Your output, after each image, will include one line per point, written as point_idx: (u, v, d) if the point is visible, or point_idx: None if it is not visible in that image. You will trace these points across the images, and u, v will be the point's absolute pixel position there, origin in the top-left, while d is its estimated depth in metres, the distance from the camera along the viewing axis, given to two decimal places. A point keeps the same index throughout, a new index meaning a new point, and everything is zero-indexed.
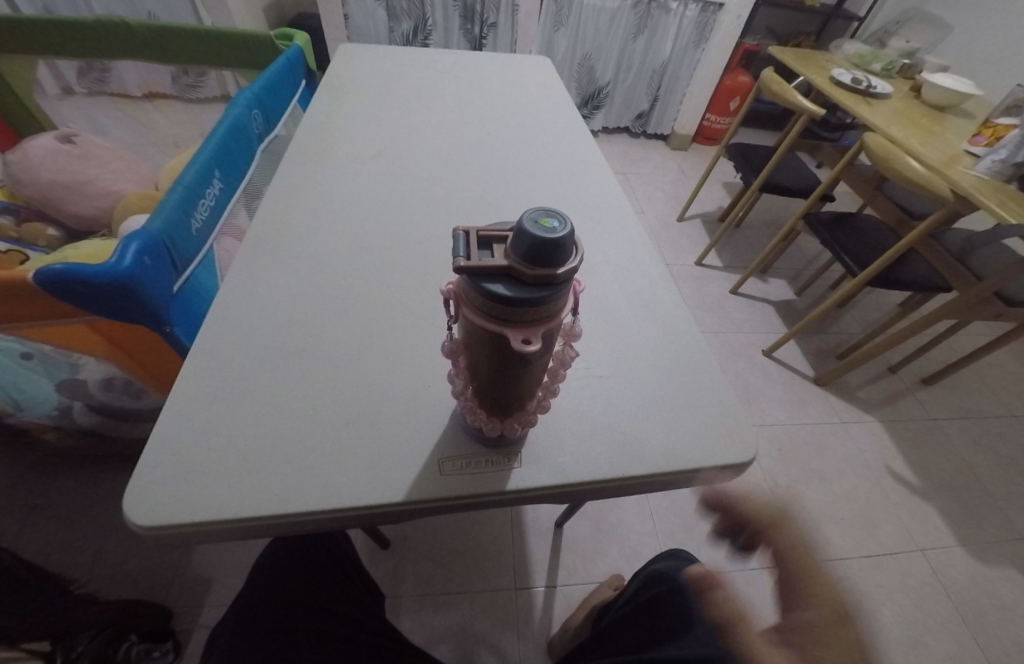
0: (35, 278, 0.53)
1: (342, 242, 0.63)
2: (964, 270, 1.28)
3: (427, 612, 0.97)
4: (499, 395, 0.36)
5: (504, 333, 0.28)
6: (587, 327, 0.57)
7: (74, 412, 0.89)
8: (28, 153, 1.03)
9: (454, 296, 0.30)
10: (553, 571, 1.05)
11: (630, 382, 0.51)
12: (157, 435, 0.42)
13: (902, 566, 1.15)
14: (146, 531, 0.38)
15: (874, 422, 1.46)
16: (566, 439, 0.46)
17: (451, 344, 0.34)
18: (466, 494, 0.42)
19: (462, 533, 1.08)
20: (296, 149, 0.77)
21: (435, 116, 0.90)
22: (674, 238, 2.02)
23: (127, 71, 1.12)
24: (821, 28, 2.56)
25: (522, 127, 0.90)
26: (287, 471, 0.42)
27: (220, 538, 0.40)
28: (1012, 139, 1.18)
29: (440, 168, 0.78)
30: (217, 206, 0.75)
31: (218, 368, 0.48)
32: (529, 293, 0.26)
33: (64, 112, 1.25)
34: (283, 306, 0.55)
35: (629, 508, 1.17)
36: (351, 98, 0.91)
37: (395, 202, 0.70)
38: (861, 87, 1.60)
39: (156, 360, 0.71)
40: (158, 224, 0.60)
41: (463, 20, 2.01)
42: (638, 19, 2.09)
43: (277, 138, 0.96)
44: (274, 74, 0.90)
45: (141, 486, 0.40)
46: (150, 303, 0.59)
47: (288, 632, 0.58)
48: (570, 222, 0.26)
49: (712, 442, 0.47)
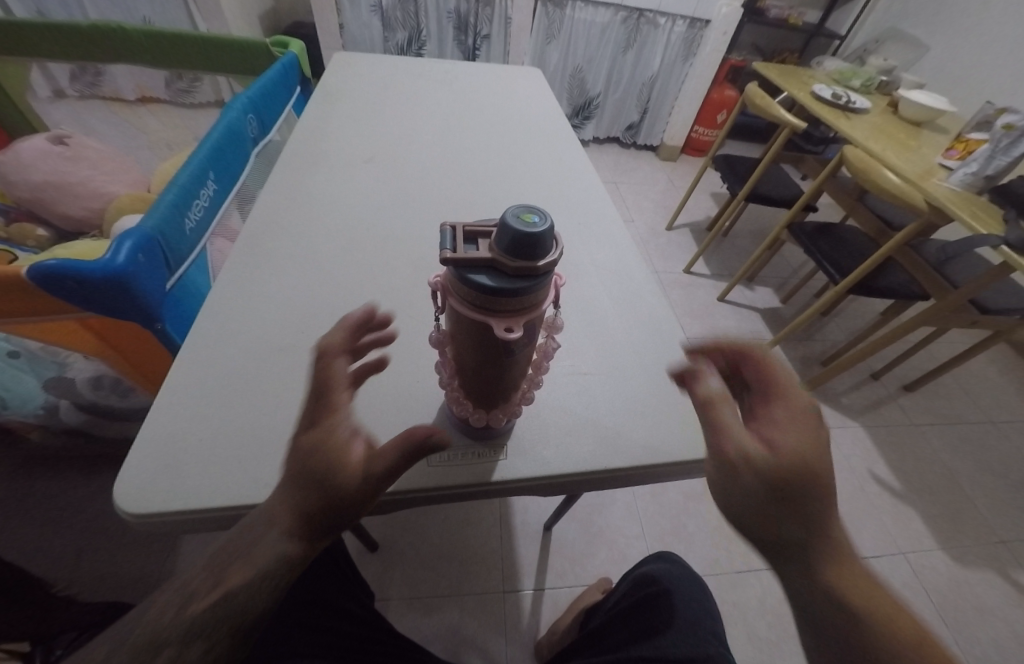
0: (29, 273, 0.54)
1: (335, 244, 0.64)
2: (941, 278, 1.33)
3: (415, 615, 0.97)
4: (484, 384, 0.38)
5: (487, 322, 0.30)
6: (572, 326, 0.58)
7: (61, 411, 0.88)
8: (20, 154, 1.03)
9: (442, 287, 0.32)
10: (541, 574, 1.05)
11: (613, 380, 0.53)
12: (148, 428, 0.43)
13: (883, 568, 1.17)
14: (136, 519, 0.39)
15: (857, 428, 1.49)
16: (550, 433, 0.48)
17: (438, 334, 0.36)
18: (453, 485, 0.43)
19: (452, 535, 1.08)
20: (291, 153, 0.78)
21: (427, 125, 0.92)
22: (663, 246, 2.06)
23: (122, 76, 1.14)
24: (803, 46, 2.65)
25: (513, 134, 0.93)
26: (276, 463, 0.43)
27: (211, 528, 0.41)
28: (983, 153, 1.23)
29: (432, 175, 0.80)
30: (211, 207, 0.76)
31: (211, 364, 0.49)
32: (511, 283, 0.27)
33: (56, 115, 1.24)
34: (276, 307, 0.55)
35: (617, 511, 1.18)
36: (344, 105, 0.93)
37: (386, 206, 0.72)
38: (841, 102, 1.67)
39: (145, 359, 0.71)
40: (152, 222, 0.61)
41: (457, 32, 2.06)
42: (627, 33, 2.14)
43: (271, 143, 0.98)
44: (270, 81, 0.92)
45: (130, 477, 0.40)
46: (143, 300, 0.59)
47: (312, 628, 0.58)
48: (550, 218, 0.27)
49: (692, 437, 0.49)
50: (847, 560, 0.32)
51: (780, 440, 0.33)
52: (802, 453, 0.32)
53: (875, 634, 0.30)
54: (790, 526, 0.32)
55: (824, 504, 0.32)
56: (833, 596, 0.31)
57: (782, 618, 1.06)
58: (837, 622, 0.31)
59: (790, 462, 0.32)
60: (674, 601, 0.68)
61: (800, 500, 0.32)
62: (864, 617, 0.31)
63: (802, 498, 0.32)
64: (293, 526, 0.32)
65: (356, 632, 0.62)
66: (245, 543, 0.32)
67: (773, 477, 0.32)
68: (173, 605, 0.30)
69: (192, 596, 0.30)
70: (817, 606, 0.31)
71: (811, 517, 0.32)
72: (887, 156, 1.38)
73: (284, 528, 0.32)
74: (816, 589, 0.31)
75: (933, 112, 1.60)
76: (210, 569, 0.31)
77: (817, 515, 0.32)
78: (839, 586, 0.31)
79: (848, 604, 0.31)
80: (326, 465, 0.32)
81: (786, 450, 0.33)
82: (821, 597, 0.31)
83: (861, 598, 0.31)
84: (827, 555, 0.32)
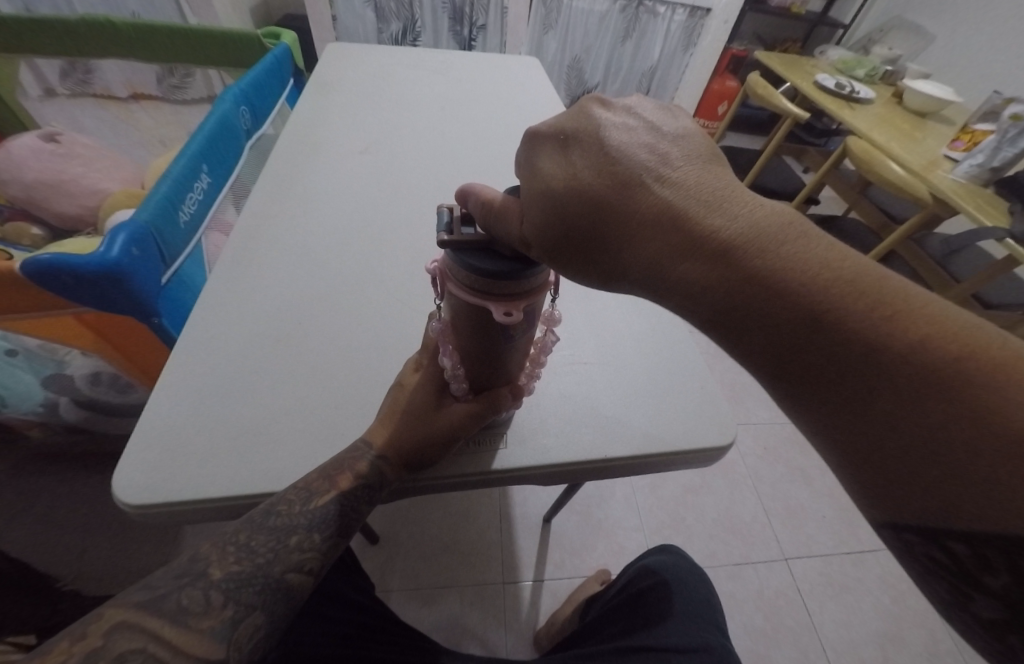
0: (24, 268, 0.54)
1: (331, 234, 0.64)
2: (943, 271, 1.32)
3: (416, 605, 0.98)
4: (484, 367, 0.38)
5: (487, 306, 0.29)
6: (571, 315, 0.58)
7: (61, 407, 0.87)
8: (12, 152, 1.01)
9: (440, 274, 0.31)
10: (541, 566, 1.06)
11: (614, 370, 0.53)
12: (147, 420, 0.43)
13: (881, 562, 1.17)
14: (135, 509, 0.39)
15: None
16: (550, 422, 0.47)
17: (439, 324, 0.36)
18: (455, 472, 0.43)
19: (450, 528, 1.08)
20: (286, 144, 0.77)
21: (423, 115, 0.91)
22: None
23: (113, 72, 1.12)
24: (806, 36, 2.62)
25: (509, 122, 0.92)
26: (274, 453, 0.42)
27: (209, 518, 0.41)
28: (988, 145, 1.22)
29: (428, 164, 0.79)
30: (205, 200, 0.75)
31: (207, 356, 0.48)
32: (510, 265, 0.28)
33: (48, 113, 1.23)
34: (274, 299, 0.55)
35: (616, 503, 1.18)
36: (338, 96, 0.92)
37: (383, 194, 0.71)
38: (844, 92, 1.64)
39: (144, 354, 0.71)
40: (146, 214, 0.60)
41: (452, 22, 2.02)
42: (626, 22, 2.10)
43: (264, 136, 0.97)
44: (262, 72, 0.90)
45: (128, 469, 0.40)
46: (139, 295, 0.59)
47: (318, 621, 0.58)
48: None
49: (691, 426, 0.49)
50: (710, 262, 0.27)
51: (541, 204, 0.29)
52: (559, 199, 0.29)
53: (797, 307, 0.26)
54: (628, 264, 0.30)
55: (653, 223, 0.28)
56: (728, 307, 0.28)
57: (778, 610, 1.06)
58: (746, 327, 0.28)
59: (559, 213, 0.29)
60: (671, 595, 0.68)
61: (612, 239, 0.29)
62: (772, 310, 0.27)
63: (621, 229, 0.29)
64: (397, 461, 0.40)
65: (363, 622, 0.61)
66: (348, 457, 0.40)
67: (549, 236, 0.29)
68: (299, 499, 0.37)
69: (312, 494, 0.38)
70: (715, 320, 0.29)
71: (641, 244, 0.29)
72: (892, 147, 1.36)
73: (380, 448, 0.40)
74: (713, 308, 0.28)
75: (938, 102, 1.58)
76: (321, 476, 0.39)
77: (633, 241, 0.29)
78: (725, 293, 0.27)
79: (747, 307, 0.27)
80: (422, 399, 0.41)
81: (552, 209, 0.29)
82: (715, 314, 0.29)
83: (755, 293, 0.27)
84: (682, 268, 0.28)
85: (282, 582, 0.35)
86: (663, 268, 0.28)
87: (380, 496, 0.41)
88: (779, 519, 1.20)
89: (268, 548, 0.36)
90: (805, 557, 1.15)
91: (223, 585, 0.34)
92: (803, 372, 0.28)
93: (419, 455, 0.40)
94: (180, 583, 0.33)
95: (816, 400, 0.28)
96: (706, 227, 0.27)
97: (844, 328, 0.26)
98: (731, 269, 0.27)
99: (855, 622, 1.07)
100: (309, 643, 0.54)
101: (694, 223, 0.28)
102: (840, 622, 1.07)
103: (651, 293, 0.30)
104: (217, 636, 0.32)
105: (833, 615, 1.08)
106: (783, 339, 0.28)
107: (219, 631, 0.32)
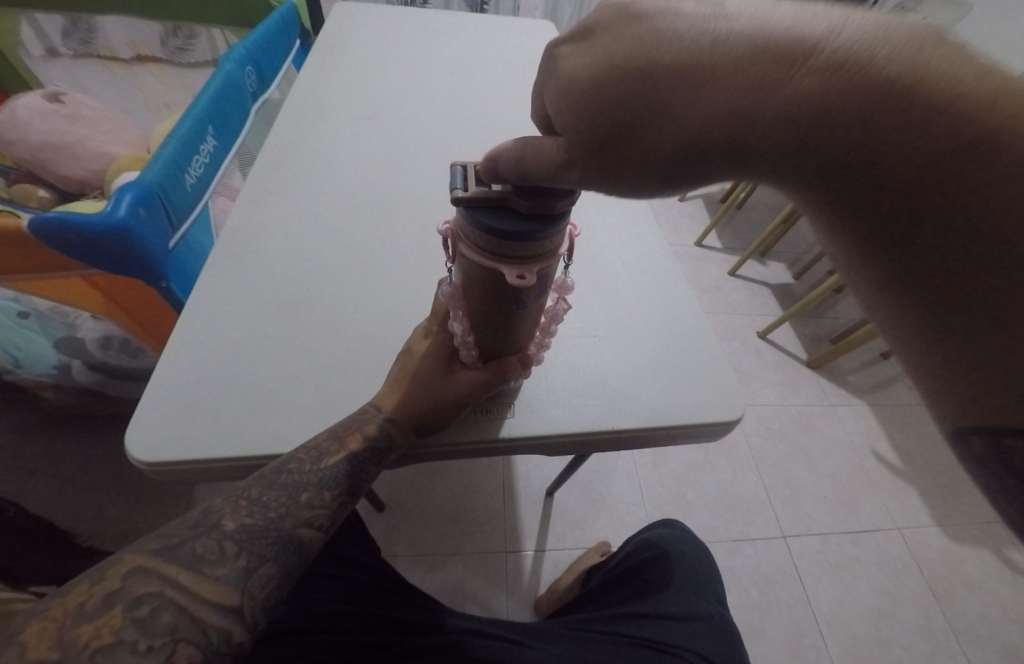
0: (33, 226, 0.54)
1: (339, 199, 0.62)
2: None
3: (421, 570, 1.01)
4: (495, 333, 0.38)
5: (499, 269, 0.29)
6: (582, 289, 0.57)
7: (74, 370, 0.87)
8: (17, 112, 0.99)
9: (451, 236, 0.31)
10: (542, 536, 1.08)
11: (623, 343, 0.52)
12: (158, 381, 0.43)
13: (878, 542, 1.18)
14: (148, 466, 0.39)
15: (864, 407, 1.44)
16: (557, 394, 0.47)
17: (450, 289, 0.35)
18: (462, 439, 0.44)
19: (455, 498, 1.10)
20: (293, 106, 0.76)
21: (433, 80, 0.87)
22: (674, 217, 1.92)
23: (115, 30, 1.09)
24: None
25: (520, 87, 0.88)
26: (285, 415, 0.43)
27: (220, 477, 0.42)
28: None
29: (437, 130, 0.76)
30: (211, 163, 0.73)
31: (214, 320, 0.48)
32: (526, 225, 0.27)
33: (51, 74, 1.20)
34: (281, 262, 0.54)
35: (618, 479, 1.19)
36: (345, 58, 0.89)
37: (391, 161, 0.69)
38: None
39: (153, 318, 0.71)
40: (152, 175, 0.59)
41: None
42: None
43: (271, 100, 0.94)
44: (269, 31, 0.87)
45: (142, 427, 0.41)
46: (148, 258, 0.59)
47: (329, 579, 0.61)
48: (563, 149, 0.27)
49: (701, 401, 0.48)
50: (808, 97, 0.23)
51: (566, 106, 0.27)
52: (589, 95, 0.26)
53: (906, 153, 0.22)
54: (687, 129, 0.25)
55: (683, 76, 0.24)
56: (815, 156, 0.24)
57: (775, 585, 1.09)
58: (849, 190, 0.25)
59: (621, 86, 0.26)
60: (670, 564, 0.70)
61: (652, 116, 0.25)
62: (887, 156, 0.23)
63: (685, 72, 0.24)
64: (406, 425, 0.41)
65: (371, 581, 0.63)
66: (358, 420, 0.40)
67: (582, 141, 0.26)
68: (309, 458, 0.38)
69: (323, 454, 0.39)
70: (805, 176, 0.26)
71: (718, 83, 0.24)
72: None
73: (390, 412, 0.41)
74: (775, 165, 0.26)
75: None
76: (332, 437, 0.40)
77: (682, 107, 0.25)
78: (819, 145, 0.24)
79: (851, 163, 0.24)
80: (431, 366, 0.41)
81: (581, 104, 0.26)
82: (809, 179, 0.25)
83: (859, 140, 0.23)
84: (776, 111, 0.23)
85: (293, 536, 0.36)
86: (736, 116, 0.24)
87: (389, 459, 0.41)
88: (779, 498, 1.22)
89: (279, 503, 0.36)
90: (803, 536, 1.17)
91: (236, 536, 0.34)
92: (901, 221, 0.24)
93: (429, 418, 0.41)
94: (195, 533, 0.34)
95: (916, 259, 0.24)
96: (798, 48, 0.23)
97: (965, 156, 0.22)
98: (823, 108, 0.23)
99: (849, 598, 1.10)
100: (321, 605, 0.57)
101: (779, 52, 0.23)
102: (834, 597, 1.09)
103: (723, 153, 0.26)
104: (233, 583, 0.33)
105: (827, 591, 1.10)
106: (885, 182, 0.24)
107: (233, 579, 0.33)
